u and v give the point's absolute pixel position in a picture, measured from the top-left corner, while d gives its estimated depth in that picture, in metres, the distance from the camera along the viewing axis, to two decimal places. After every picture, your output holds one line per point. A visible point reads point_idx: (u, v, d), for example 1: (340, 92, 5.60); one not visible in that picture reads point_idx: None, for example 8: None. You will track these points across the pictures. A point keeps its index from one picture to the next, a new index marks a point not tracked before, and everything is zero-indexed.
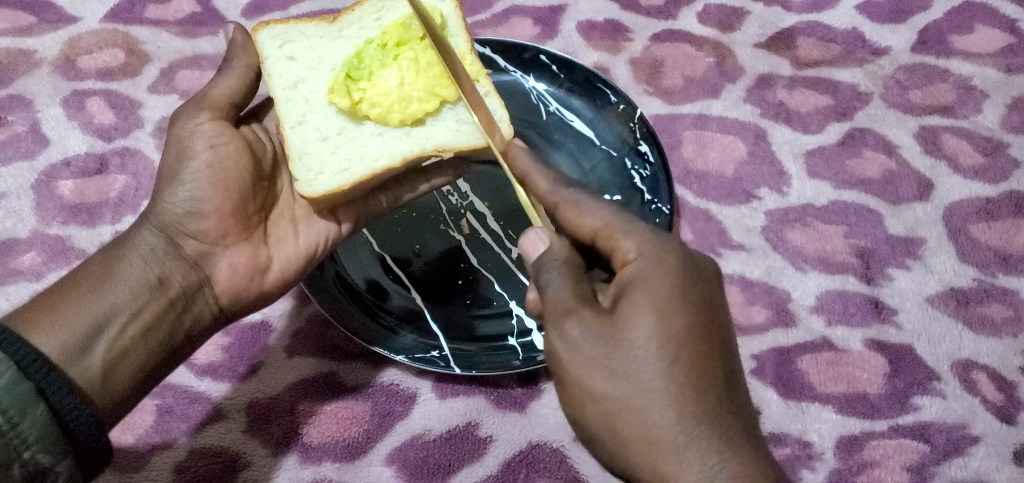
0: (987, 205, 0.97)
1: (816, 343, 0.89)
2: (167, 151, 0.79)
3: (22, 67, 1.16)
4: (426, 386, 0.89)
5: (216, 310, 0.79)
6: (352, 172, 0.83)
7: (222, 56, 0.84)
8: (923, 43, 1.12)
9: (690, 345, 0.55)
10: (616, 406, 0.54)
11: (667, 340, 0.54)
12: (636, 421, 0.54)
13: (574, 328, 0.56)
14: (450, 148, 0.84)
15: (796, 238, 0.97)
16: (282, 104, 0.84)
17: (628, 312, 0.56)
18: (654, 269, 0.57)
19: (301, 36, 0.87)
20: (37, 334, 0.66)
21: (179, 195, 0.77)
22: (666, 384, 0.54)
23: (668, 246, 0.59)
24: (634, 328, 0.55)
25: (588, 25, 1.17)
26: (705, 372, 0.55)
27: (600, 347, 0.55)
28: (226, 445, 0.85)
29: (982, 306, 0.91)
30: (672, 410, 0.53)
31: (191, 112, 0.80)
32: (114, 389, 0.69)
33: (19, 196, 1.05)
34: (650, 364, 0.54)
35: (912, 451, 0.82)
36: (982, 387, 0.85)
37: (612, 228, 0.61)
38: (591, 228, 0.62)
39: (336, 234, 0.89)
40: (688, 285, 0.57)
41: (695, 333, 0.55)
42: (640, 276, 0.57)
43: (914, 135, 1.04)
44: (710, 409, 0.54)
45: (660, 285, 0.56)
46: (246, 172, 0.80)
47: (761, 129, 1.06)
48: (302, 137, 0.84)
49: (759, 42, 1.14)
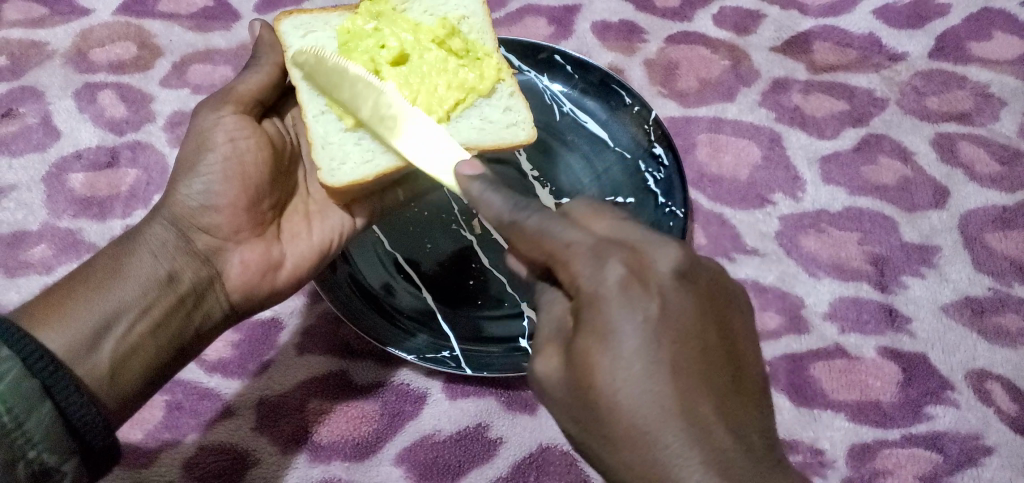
0: (1005, 214, 0.97)
1: (829, 350, 0.89)
2: (186, 143, 0.80)
3: (34, 58, 1.15)
4: (436, 386, 0.89)
5: (226, 306, 0.78)
6: (375, 164, 0.82)
7: (250, 55, 0.85)
8: (940, 49, 1.11)
9: (660, 368, 0.51)
10: (590, 443, 0.55)
11: (627, 376, 0.51)
12: (632, 460, 0.51)
13: (542, 365, 0.57)
14: (476, 148, 0.83)
15: (810, 244, 0.96)
16: (304, 93, 0.83)
17: (588, 346, 0.52)
18: (608, 297, 0.52)
19: (323, 26, 0.86)
20: (46, 331, 0.66)
21: (193, 189, 0.76)
22: (647, 419, 0.50)
23: (613, 268, 0.53)
24: (587, 371, 0.52)
25: (603, 25, 1.16)
26: (670, 407, 0.50)
27: (565, 390, 0.55)
28: (235, 442, 0.85)
29: (997, 315, 0.90)
30: (640, 454, 0.51)
31: (215, 105, 0.80)
32: (120, 387, 0.68)
33: (29, 189, 1.04)
34: (626, 400, 0.51)
35: (924, 461, 0.81)
36: (996, 397, 0.85)
37: (557, 254, 0.55)
38: (539, 254, 0.57)
39: (352, 227, 0.89)
40: (638, 308, 0.51)
41: (663, 355, 0.51)
42: (591, 309, 0.52)
43: (930, 142, 1.03)
44: (682, 443, 0.50)
45: (613, 312, 0.51)
46: (264, 167, 0.80)
47: (776, 133, 1.05)
48: (325, 126, 0.82)
49: (775, 46, 1.13)
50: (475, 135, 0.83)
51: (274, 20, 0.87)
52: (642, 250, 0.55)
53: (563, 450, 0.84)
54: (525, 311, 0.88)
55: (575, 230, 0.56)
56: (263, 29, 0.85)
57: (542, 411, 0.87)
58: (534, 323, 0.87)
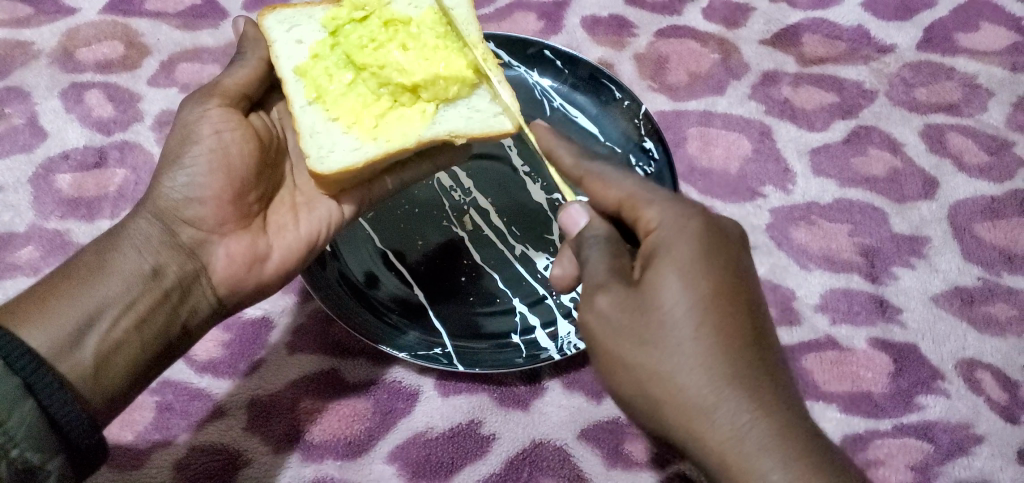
0: (993, 204, 0.97)
1: (821, 342, 0.89)
2: (171, 137, 0.79)
3: (19, 58, 1.14)
4: (428, 383, 0.89)
5: (214, 301, 0.77)
6: (365, 151, 0.81)
7: (235, 50, 0.85)
8: (929, 41, 1.12)
9: (723, 304, 0.53)
10: (637, 375, 0.55)
11: (695, 299, 0.53)
12: (674, 385, 0.53)
13: (602, 299, 0.57)
14: (464, 135, 0.82)
15: (801, 236, 0.96)
16: (290, 86, 0.83)
17: (653, 275, 0.55)
18: (677, 237, 0.57)
19: (307, 19, 0.86)
20: (28, 329, 0.65)
21: (177, 182, 0.76)
22: (701, 348, 0.52)
23: (691, 215, 0.58)
24: (652, 296, 0.54)
25: (592, 20, 1.16)
26: (732, 339, 0.52)
27: (623, 318, 0.55)
28: (227, 442, 0.84)
29: (986, 305, 0.90)
30: (704, 374, 0.52)
31: (201, 99, 0.80)
32: (105, 384, 0.67)
33: (15, 190, 1.04)
34: (682, 328, 0.53)
35: (915, 450, 0.82)
36: (986, 386, 0.85)
37: (634, 196, 0.61)
38: (615, 197, 0.63)
39: (339, 216, 0.87)
40: (708, 251, 0.56)
41: (725, 294, 0.54)
42: (663, 244, 0.57)
43: (919, 133, 1.04)
44: (729, 375, 0.52)
45: (683, 250, 0.56)
46: (250, 160, 0.79)
47: (767, 126, 1.05)
48: (312, 116, 0.82)
49: (764, 39, 1.13)
50: (464, 123, 0.83)
51: (258, 15, 0.87)
52: (716, 216, 0.60)
53: (557, 445, 0.84)
54: (517, 306, 0.88)
55: (654, 187, 0.62)
56: (249, 26, 0.86)
57: (534, 407, 0.87)
58: (526, 318, 0.87)
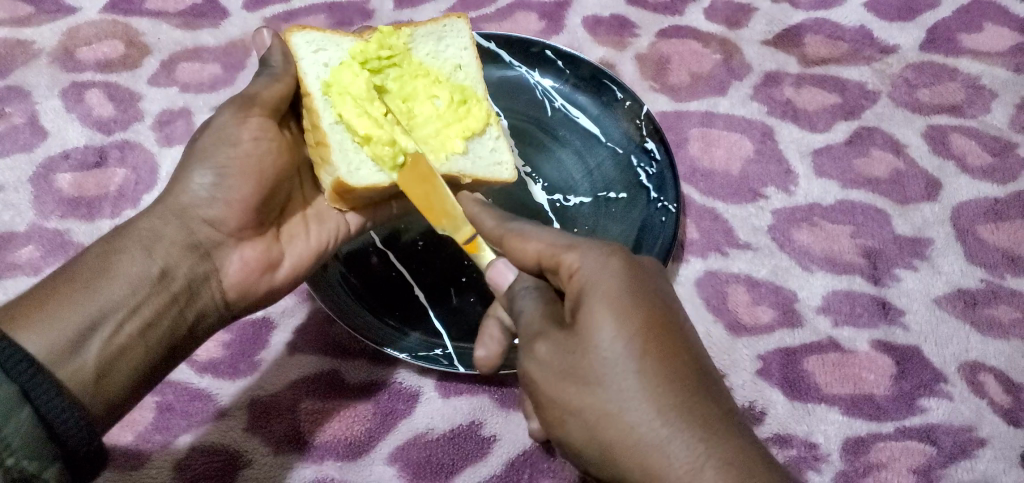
0: (996, 206, 0.97)
1: (823, 344, 0.89)
2: (200, 135, 0.78)
3: (20, 57, 1.14)
4: (428, 384, 0.88)
5: (221, 305, 0.78)
6: (389, 175, 0.82)
7: (264, 59, 0.82)
8: (932, 42, 1.11)
9: (655, 334, 0.54)
10: (588, 418, 0.54)
11: (628, 336, 0.54)
12: (623, 425, 0.53)
13: (542, 347, 0.57)
14: (471, 176, 0.85)
15: (803, 238, 0.96)
16: (318, 104, 0.82)
17: (588, 313, 0.55)
18: (604, 273, 0.57)
19: (335, 45, 0.85)
20: (25, 333, 0.63)
21: (205, 180, 0.76)
22: (641, 381, 0.53)
23: (613, 252, 0.59)
24: (589, 335, 0.54)
25: (593, 20, 1.16)
26: (667, 366, 0.53)
27: (565, 362, 0.55)
28: (227, 443, 0.84)
29: (990, 307, 0.90)
30: (648, 407, 0.52)
31: (241, 107, 0.78)
32: (105, 392, 0.66)
33: (15, 190, 1.03)
34: (619, 364, 0.53)
35: (917, 453, 0.81)
36: (989, 389, 0.85)
37: (558, 242, 0.61)
38: (534, 251, 0.62)
39: (346, 228, 0.89)
40: (635, 284, 0.57)
41: (655, 323, 0.55)
42: (592, 283, 0.57)
43: (922, 134, 1.03)
44: (670, 402, 0.52)
45: (613, 286, 0.56)
46: (280, 168, 0.80)
47: (768, 127, 1.05)
48: (340, 135, 0.82)
49: (766, 39, 1.13)
50: (473, 166, 0.86)
51: (285, 32, 0.85)
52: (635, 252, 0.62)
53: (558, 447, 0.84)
54: None
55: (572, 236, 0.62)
56: (275, 40, 0.83)
57: None
58: None
